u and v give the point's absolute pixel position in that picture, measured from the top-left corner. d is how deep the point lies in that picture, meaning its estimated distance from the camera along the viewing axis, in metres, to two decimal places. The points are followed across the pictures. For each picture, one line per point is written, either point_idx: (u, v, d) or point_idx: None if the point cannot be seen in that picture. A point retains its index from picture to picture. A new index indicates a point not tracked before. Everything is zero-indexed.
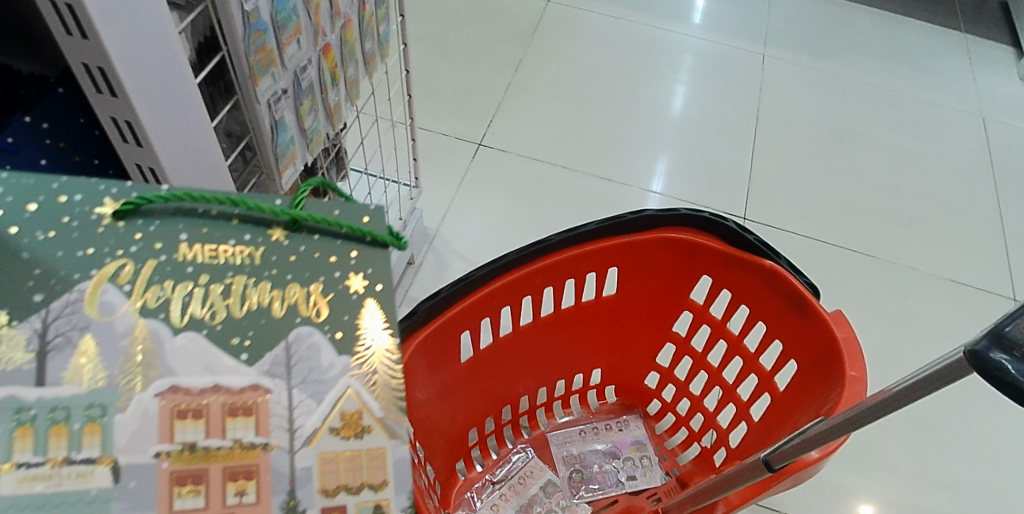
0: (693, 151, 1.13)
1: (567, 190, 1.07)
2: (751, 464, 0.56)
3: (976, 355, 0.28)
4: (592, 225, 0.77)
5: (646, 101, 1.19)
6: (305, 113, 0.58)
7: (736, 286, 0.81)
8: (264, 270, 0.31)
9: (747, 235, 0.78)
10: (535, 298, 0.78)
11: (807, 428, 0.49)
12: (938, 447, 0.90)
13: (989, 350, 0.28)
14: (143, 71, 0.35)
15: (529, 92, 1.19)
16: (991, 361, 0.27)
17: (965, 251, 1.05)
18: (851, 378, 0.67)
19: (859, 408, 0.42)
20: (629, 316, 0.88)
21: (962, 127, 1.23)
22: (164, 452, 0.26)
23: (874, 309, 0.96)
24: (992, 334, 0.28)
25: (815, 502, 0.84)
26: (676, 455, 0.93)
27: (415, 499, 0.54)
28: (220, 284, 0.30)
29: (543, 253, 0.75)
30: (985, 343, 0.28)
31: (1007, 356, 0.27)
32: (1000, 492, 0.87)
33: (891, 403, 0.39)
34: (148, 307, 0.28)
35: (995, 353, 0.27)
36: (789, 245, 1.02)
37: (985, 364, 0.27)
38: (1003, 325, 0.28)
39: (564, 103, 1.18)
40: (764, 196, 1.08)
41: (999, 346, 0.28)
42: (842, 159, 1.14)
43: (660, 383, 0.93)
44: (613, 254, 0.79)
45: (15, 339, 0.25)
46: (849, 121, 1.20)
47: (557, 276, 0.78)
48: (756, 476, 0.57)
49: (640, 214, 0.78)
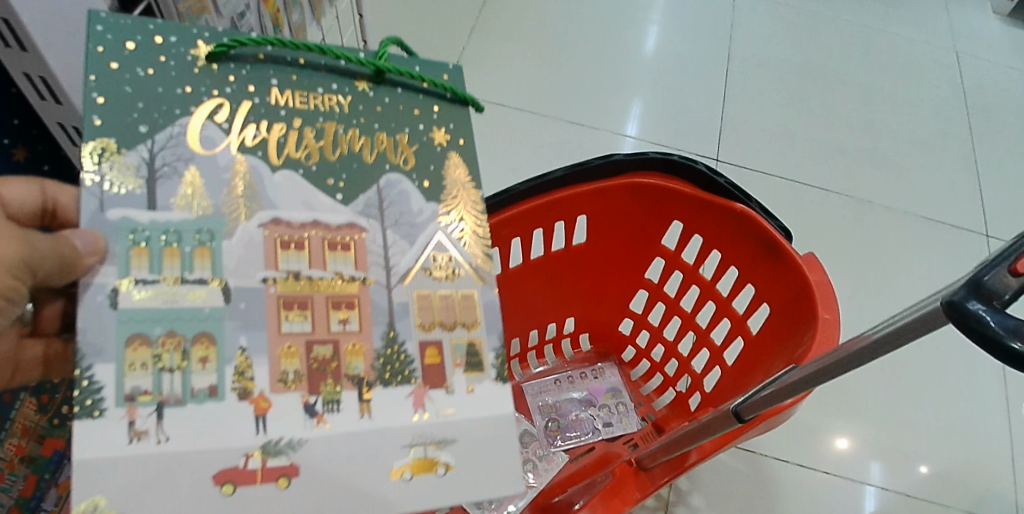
0: (666, 93, 1.12)
1: (544, 134, 1.05)
2: (720, 415, 0.57)
3: (955, 305, 0.31)
4: (559, 172, 0.72)
5: (618, 42, 1.18)
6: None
7: (709, 231, 0.79)
8: (353, 119, 0.37)
9: (717, 178, 0.75)
10: (502, 250, 0.72)
11: (781, 376, 0.50)
12: (910, 379, 0.95)
13: (967, 300, 0.30)
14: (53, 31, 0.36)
15: (499, 32, 1.15)
16: (968, 311, 0.30)
17: (937, 187, 1.09)
18: (824, 321, 0.68)
19: (832, 358, 0.42)
20: (599, 263, 0.85)
21: (935, 63, 1.25)
22: (271, 279, 0.33)
23: (845, 249, 1.00)
24: (970, 285, 0.31)
25: (794, 442, 0.89)
26: (651, 401, 0.94)
27: None
28: (312, 127, 0.36)
29: (511, 202, 0.69)
30: (963, 294, 0.31)
31: (983, 306, 0.30)
32: (971, 416, 0.93)
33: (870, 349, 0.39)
34: (247, 146, 0.34)
35: (971, 303, 0.30)
36: (763, 188, 1.04)
37: (962, 314, 0.30)
38: (981, 275, 0.31)
39: (537, 43, 1.15)
40: (736, 139, 1.09)
41: (977, 296, 0.30)
42: (813, 100, 1.16)
43: (635, 329, 0.93)
44: (582, 201, 0.75)
45: (126, 165, 0.32)
46: (822, 60, 1.21)
47: (524, 226, 0.72)
48: (726, 427, 0.57)
49: (607, 159, 0.74)
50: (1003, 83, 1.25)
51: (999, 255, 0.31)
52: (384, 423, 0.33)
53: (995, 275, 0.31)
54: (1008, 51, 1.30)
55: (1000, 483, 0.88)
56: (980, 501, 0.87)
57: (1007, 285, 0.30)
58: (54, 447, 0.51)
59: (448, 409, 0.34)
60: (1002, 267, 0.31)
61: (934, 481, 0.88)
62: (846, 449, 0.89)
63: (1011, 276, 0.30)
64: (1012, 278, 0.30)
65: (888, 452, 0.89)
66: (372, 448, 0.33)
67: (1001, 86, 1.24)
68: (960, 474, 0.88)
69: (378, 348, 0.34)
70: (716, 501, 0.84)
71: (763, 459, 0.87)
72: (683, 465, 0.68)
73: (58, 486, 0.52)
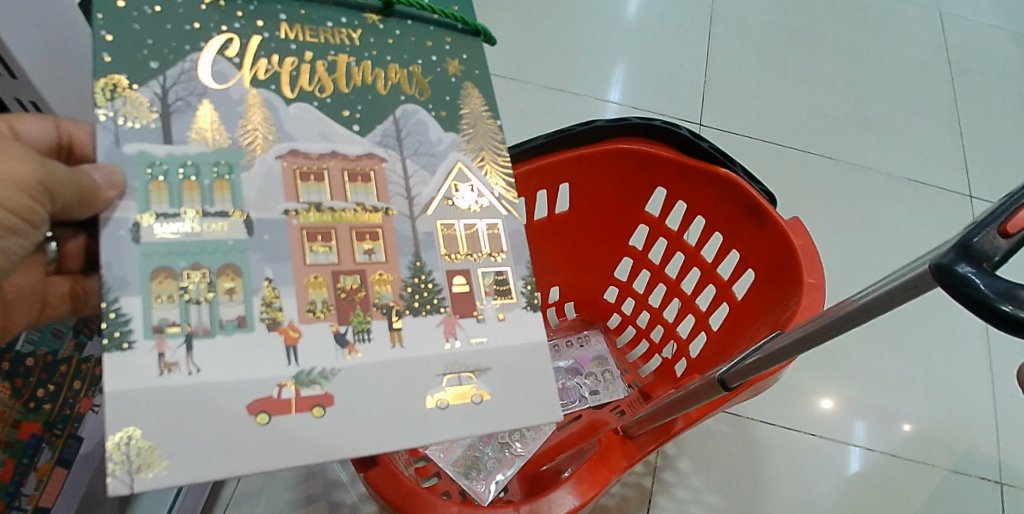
0: (648, 57, 1.11)
1: (528, 100, 1.04)
2: (707, 384, 0.57)
3: (944, 269, 0.29)
4: (540, 139, 0.70)
5: (599, 5, 1.16)
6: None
7: (693, 197, 0.78)
8: (364, 52, 0.41)
9: (701, 142, 0.74)
10: None
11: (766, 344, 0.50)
12: (892, 339, 0.96)
13: (956, 263, 0.29)
14: None
15: None
16: (958, 274, 0.29)
17: (920, 148, 1.10)
18: (809, 287, 0.68)
19: (818, 325, 0.42)
20: (582, 231, 0.84)
21: (918, 25, 1.26)
22: (292, 211, 0.36)
23: (828, 214, 1.01)
24: (959, 247, 0.30)
25: (781, 405, 0.90)
26: (637, 368, 0.94)
27: None
28: (324, 60, 0.40)
29: None
30: (952, 257, 0.30)
31: (973, 269, 0.29)
32: (954, 372, 0.95)
33: (858, 315, 0.38)
34: (259, 80, 0.38)
35: (961, 266, 0.29)
36: (746, 152, 1.04)
37: (951, 277, 0.29)
38: (969, 238, 0.30)
39: (516, 6, 1.13)
40: (719, 103, 1.08)
41: (966, 259, 0.29)
42: (795, 64, 1.16)
43: (620, 297, 0.92)
44: (564, 169, 0.73)
45: (138, 100, 0.35)
46: (805, 23, 1.21)
47: None
48: (715, 394, 0.57)
49: (588, 125, 0.72)
50: (983, 45, 1.25)
51: (988, 217, 0.31)
52: (415, 349, 0.36)
53: (984, 236, 0.30)
54: (990, 12, 1.30)
55: (982, 442, 0.90)
56: (962, 460, 0.89)
57: (997, 247, 0.30)
58: (30, 430, 0.51)
59: (479, 336, 0.37)
60: (992, 228, 0.30)
61: (918, 439, 0.90)
62: (830, 409, 0.91)
63: (1001, 237, 0.30)
64: (1002, 240, 0.30)
65: (871, 412, 0.91)
66: (410, 375, 0.36)
67: (983, 47, 1.25)
68: (943, 434, 0.90)
69: (406, 277, 0.37)
70: (702, 466, 0.86)
71: (749, 422, 0.89)
72: (669, 433, 0.67)
73: (34, 471, 0.51)
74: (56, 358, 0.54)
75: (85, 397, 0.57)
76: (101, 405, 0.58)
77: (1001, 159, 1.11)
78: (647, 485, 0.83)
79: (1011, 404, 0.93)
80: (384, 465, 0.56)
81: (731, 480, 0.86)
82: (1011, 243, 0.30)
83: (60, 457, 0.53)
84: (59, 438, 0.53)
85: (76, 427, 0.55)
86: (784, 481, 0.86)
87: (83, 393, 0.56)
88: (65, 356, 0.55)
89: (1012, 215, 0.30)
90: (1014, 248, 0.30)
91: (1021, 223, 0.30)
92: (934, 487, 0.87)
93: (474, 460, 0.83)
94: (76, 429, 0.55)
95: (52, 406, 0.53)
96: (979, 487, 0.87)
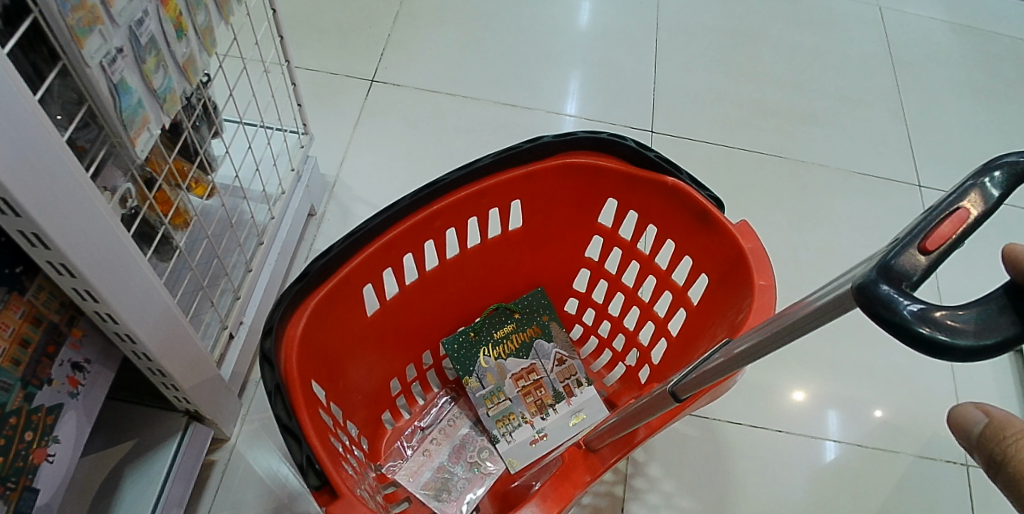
0: (600, 67, 1.22)
1: (488, 121, 1.13)
2: (658, 395, 0.54)
3: (864, 289, 0.28)
4: (487, 158, 0.71)
5: (553, 18, 1.28)
6: (151, 71, 0.53)
7: (644, 205, 0.76)
8: (518, 308, 0.86)
9: (648, 152, 0.73)
10: (437, 243, 0.73)
11: (703, 361, 0.47)
12: (852, 326, 1.01)
13: (876, 283, 0.27)
14: (39, 191, 0.42)
15: (438, 19, 1.24)
16: (878, 294, 0.27)
17: (861, 141, 1.21)
18: (760, 288, 0.65)
19: (775, 326, 0.38)
20: (535, 247, 0.82)
21: (859, 24, 1.40)
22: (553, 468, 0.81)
23: (776, 206, 1.10)
24: (879, 267, 0.28)
25: (746, 406, 0.92)
26: (602, 377, 0.90)
27: (325, 468, 0.54)
28: (506, 328, 0.86)
29: (438, 194, 0.70)
30: (873, 277, 0.28)
31: (893, 287, 0.27)
32: (916, 358, 0.99)
33: (815, 318, 0.34)
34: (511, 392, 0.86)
35: (880, 286, 0.27)
36: (697, 155, 1.14)
37: (871, 297, 0.27)
38: (889, 257, 0.28)
39: (476, 25, 1.25)
40: (668, 107, 1.19)
41: (886, 278, 0.27)
42: (741, 67, 1.28)
43: (581, 308, 0.89)
44: (513, 187, 0.73)
45: (497, 417, 0.84)
46: (746, 27, 1.35)
47: (457, 217, 0.73)
48: (667, 406, 0.54)
49: (535, 142, 0.72)
50: (916, 54, 1.36)
51: (910, 233, 0.28)
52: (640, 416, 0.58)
53: (904, 255, 0.28)
54: (923, 27, 1.42)
55: (945, 428, 0.93)
56: (927, 445, 0.91)
57: (916, 265, 0.28)
58: None
59: None
60: (912, 245, 0.28)
61: (887, 425, 0.92)
62: (802, 401, 0.93)
63: (922, 254, 0.28)
64: (922, 257, 0.28)
65: (840, 402, 0.94)
66: None
67: (919, 43, 1.38)
68: (908, 421, 0.93)
69: None
70: (672, 469, 0.86)
71: (716, 423, 0.90)
72: (633, 442, 0.64)
73: None
74: (5, 411, 0.51)
75: (38, 446, 0.55)
76: (56, 456, 0.57)
77: (939, 159, 1.21)
78: (619, 494, 0.83)
79: (972, 390, 0.97)
80: (347, 498, 0.53)
81: (701, 481, 0.86)
82: (931, 260, 0.28)
83: (15, 509, 0.53)
84: (13, 491, 0.53)
85: (31, 479, 0.54)
86: (753, 482, 0.86)
87: (35, 443, 0.54)
88: (14, 407, 0.51)
89: (932, 229, 0.28)
90: (936, 264, 0.28)
91: (941, 237, 0.27)
92: (902, 474, 0.89)
93: (444, 482, 0.81)
94: (31, 481, 0.54)
95: (6, 459, 0.51)
96: (944, 472, 0.89)
